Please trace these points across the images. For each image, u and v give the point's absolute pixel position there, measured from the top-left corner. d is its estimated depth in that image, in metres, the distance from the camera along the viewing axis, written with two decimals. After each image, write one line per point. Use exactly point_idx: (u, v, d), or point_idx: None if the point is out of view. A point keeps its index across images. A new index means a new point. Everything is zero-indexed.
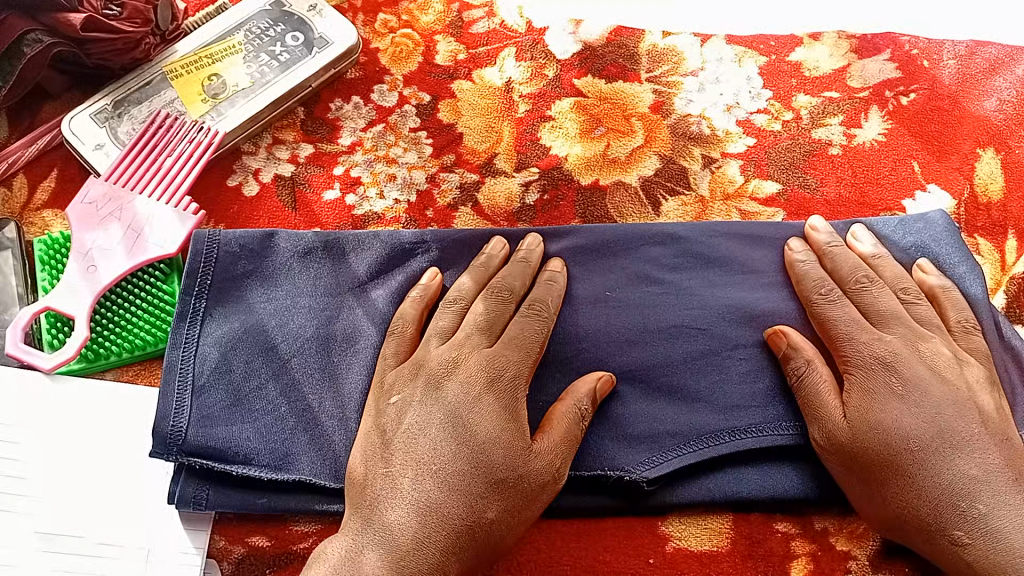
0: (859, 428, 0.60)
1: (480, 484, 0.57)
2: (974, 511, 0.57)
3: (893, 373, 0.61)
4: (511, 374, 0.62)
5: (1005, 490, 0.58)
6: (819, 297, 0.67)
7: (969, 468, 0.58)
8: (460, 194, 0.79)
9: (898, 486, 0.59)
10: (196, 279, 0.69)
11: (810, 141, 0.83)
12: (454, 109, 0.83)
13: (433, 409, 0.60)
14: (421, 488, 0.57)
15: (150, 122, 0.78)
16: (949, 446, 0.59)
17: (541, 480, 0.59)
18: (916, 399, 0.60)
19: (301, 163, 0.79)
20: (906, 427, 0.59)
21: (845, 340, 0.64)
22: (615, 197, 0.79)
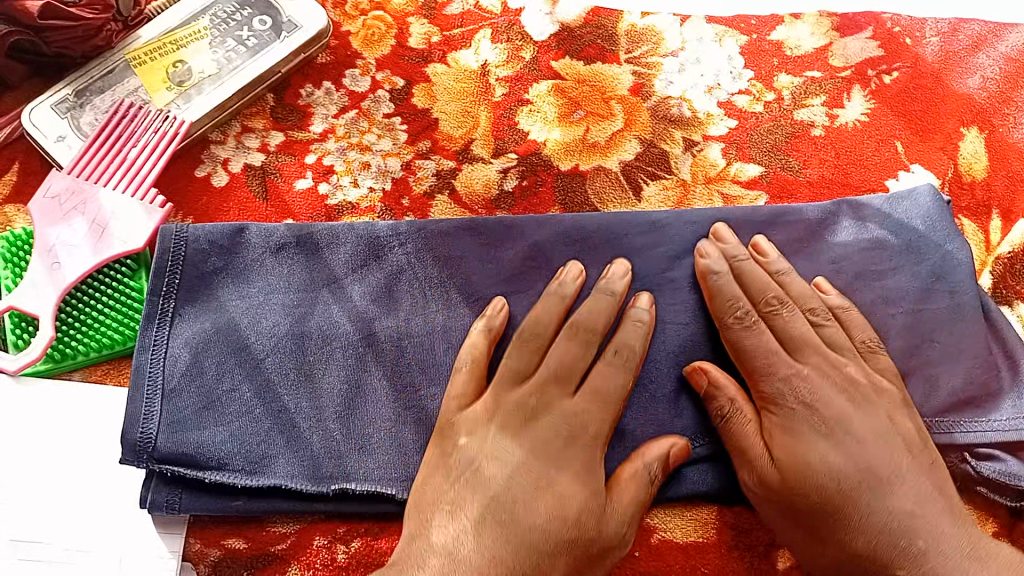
0: (791, 473, 0.59)
1: (551, 540, 0.54)
2: (916, 547, 0.55)
3: (814, 412, 0.60)
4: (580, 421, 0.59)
5: (940, 520, 0.56)
6: (731, 318, 0.65)
7: (903, 502, 0.57)
8: (437, 181, 0.77)
9: (830, 527, 0.57)
10: (163, 278, 0.67)
11: (792, 122, 0.81)
12: (428, 94, 0.81)
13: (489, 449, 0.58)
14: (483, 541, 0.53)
15: (113, 112, 0.75)
16: (882, 483, 0.57)
17: (612, 543, 0.57)
18: (841, 438, 0.59)
19: (272, 152, 0.77)
20: (834, 466, 0.58)
21: (765, 373, 0.63)
22: (595, 182, 0.78)
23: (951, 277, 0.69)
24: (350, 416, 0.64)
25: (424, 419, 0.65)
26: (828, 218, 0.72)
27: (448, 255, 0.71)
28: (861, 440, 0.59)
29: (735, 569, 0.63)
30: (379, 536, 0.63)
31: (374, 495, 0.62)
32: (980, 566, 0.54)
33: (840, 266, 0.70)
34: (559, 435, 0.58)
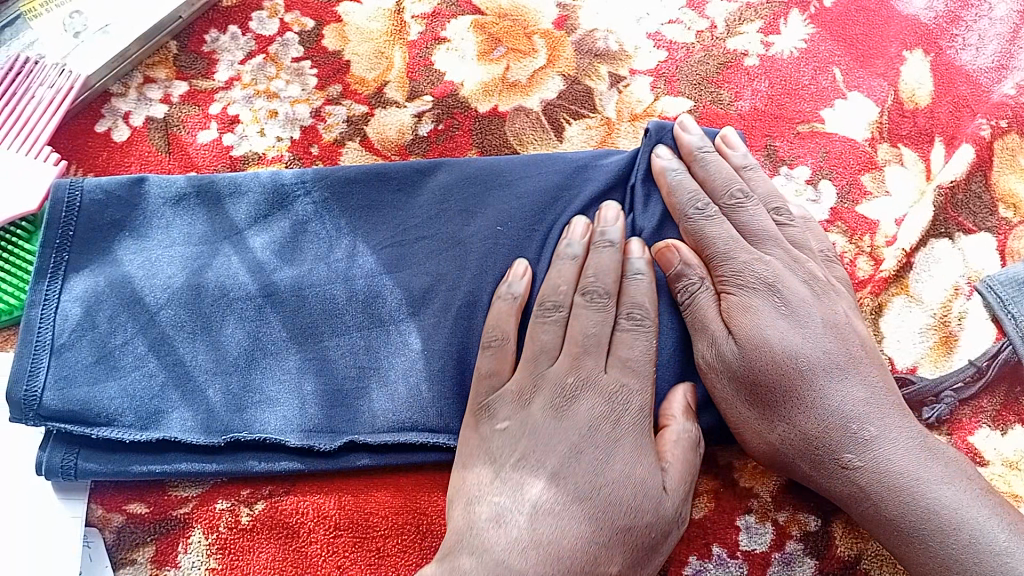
0: (748, 349, 0.55)
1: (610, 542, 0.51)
2: (865, 434, 0.53)
3: (776, 293, 0.56)
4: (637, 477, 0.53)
5: (889, 409, 0.54)
6: (694, 211, 0.61)
7: (856, 391, 0.54)
8: (348, 128, 0.73)
9: (791, 410, 0.54)
10: (55, 231, 0.64)
11: (724, 52, 0.78)
12: (340, 34, 0.77)
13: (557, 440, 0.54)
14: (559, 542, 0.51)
15: (9, 68, 0.71)
16: (880, 413, 0.53)
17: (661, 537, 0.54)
18: (801, 319, 0.56)
19: (175, 103, 0.73)
20: (797, 347, 0.54)
21: (723, 257, 0.59)
22: (514, 123, 0.74)
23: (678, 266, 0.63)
24: (250, 369, 0.62)
25: (326, 371, 0.62)
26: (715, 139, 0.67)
27: (361, 201, 0.68)
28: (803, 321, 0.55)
29: None
30: (283, 496, 0.62)
31: (274, 453, 0.61)
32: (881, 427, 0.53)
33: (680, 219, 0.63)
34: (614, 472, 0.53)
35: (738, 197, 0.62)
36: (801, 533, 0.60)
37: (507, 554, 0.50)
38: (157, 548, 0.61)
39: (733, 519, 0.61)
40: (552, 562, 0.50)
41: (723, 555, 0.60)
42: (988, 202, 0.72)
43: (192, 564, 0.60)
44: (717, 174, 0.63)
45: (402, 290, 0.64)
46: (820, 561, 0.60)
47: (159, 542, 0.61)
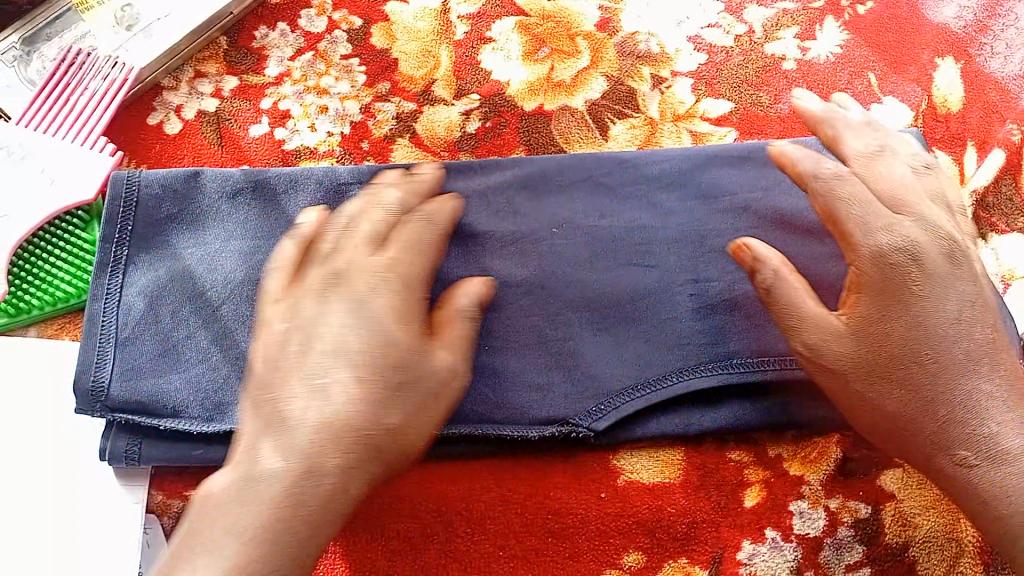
0: (864, 328, 0.51)
1: (390, 393, 0.45)
2: (984, 430, 0.49)
3: (916, 263, 0.51)
4: (389, 306, 0.47)
5: (1018, 401, 0.50)
6: (828, 164, 0.55)
7: (983, 384, 0.50)
8: (397, 124, 0.75)
9: (908, 376, 0.50)
10: (115, 224, 0.65)
11: (763, 56, 0.80)
12: (388, 33, 0.78)
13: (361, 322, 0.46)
14: (299, 420, 0.43)
15: (61, 60, 0.72)
16: (1005, 403, 0.50)
17: (439, 381, 0.47)
18: (933, 290, 0.51)
19: (226, 97, 0.74)
20: (940, 315, 0.50)
21: (860, 223, 0.53)
22: (560, 121, 0.75)
23: None
24: None
25: None
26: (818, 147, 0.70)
27: None
28: (959, 320, 0.51)
29: (702, 509, 0.62)
30: None
31: None
32: None
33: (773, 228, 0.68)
34: (383, 340, 0.46)
35: (876, 147, 0.57)
36: (851, 520, 0.62)
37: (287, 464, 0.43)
38: None
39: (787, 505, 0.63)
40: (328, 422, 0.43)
41: (778, 538, 0.62)
42: (1019, 205, 0.75)
43: None
44: (848, 130, 0.58)
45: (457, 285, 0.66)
46: (869, 547, 0.62)
47: None
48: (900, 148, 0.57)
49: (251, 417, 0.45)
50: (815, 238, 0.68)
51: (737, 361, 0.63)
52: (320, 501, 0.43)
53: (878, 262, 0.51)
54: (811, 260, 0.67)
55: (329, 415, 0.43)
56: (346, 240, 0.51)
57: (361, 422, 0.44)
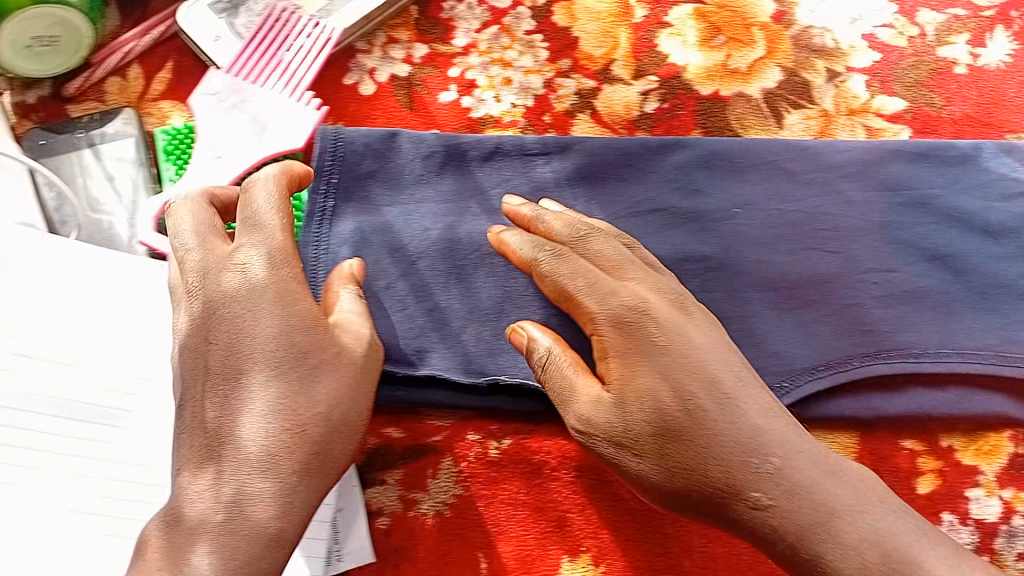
0: (625, 399, 0.53)
1: (297, 386, 0.51)
2: (767, 466, 0.49)
3: (650, 320, 0.54)
4: (310, 345, 0.52)
5: (789, 435, 0.50)
6: (544, 254, 0.60)
7: (751, 418, 0.51)
8: (579, 100, 0.77)
9: (685, 437, 0.50)
10: (322, 177, 0.69)
11: (935, 59, 0.81)
12: (569, 13, 0.80)
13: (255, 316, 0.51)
14: (261, 418, 0.50)
15: (267, 15, 0.75)
16: (780, 443, 0.50)
17: (354, 370, 0.53)
18: (681, 349, 0.53)
19: (417, 64, 0.77)
20: (663, 381, 0.52)
21: (587, 291, 0.57)
22: (736, 108, 0.77)
23: (954, 260, 0.69)
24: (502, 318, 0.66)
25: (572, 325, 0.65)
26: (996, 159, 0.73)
27: (613, 170, 0.72)
28: (836, 474, 0.49)
29: None
30: (528, 434, 0.66)
31: (520, 396, 0.65)
32: (833, 480, 0.48)
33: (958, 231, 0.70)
34: (277, 363, 0.51)
35: (553, 253, 0.60)
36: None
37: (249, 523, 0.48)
38: (407, 472, 0.65)
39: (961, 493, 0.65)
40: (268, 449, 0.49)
41: (954, 522, 0.64)
42: None
43: (439, 490, 0.65)
44: (557, 220, 0.62)
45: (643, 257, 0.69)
46: None
47: (410, 466, 0.65)
48: (600, 228, 0.61)
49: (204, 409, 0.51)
50: (989, 237, 0.70)
51: (916, 354, 0.65)
52: (276, 501, 0.49)
53: (617, 326, 0.55)
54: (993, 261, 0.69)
55: (288, 414, 0.50)
56: (213, 284, 0.52)
57: (299, 420, 0.50)
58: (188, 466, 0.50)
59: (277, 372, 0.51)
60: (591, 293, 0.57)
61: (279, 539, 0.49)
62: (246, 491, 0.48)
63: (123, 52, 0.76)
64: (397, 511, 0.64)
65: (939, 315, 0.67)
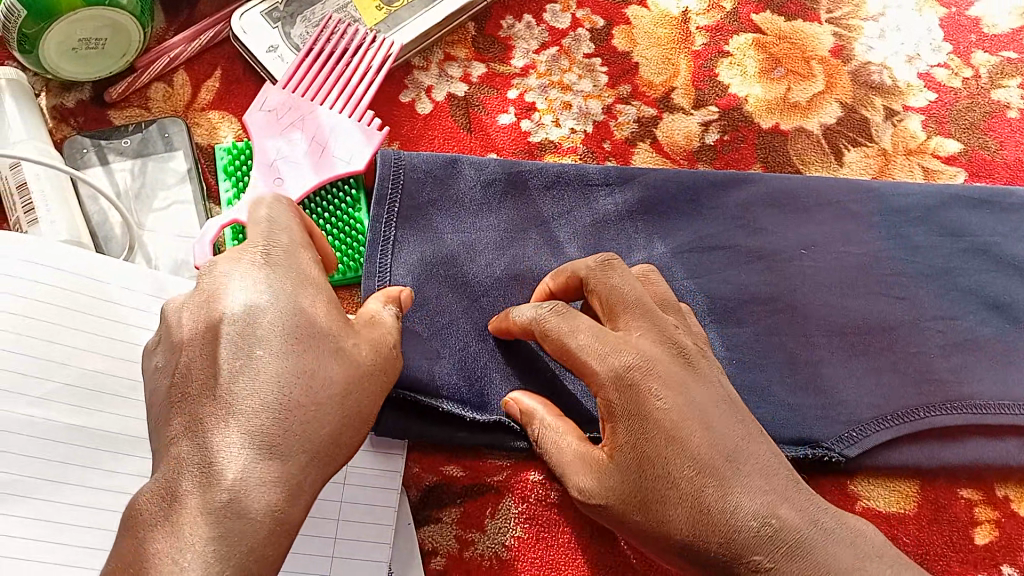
0: (627, 463, 0.48)
1: (315, 349, 0.46)
2: (773, 527, 0.45)
3: (652, 376, 0.48)
4: (328, 326, 0.47)
5: (791, 491, 0.46)
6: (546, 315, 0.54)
7: (755, 475, 0.46)
8: (638, 128, 0.76)
9: (678, 494, 0.46)
10: (383, 207, 0.66)
11: (989, 101, 0.80)
12: (629, 37, 0.79)
13: (260, 282, 0.47)
14: (272, 388, 0.44)
15: (324, 28, 0.72)
16: (782, 500, 0.46)
17: (377, 342, 0.49)
18: (681, 400, 0.48)
19: (474, 84, 0.75)
20: (677, 434, 0.47)
21: (589, 354, 0.50)
22: (796, 143, 0.76)
23: (1015, 308, 0.69)
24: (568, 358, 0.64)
25: None
26: None
27: (674, 205, 0.71)
28: (870, 556, 0.45)
29: (935, 542, 0.65)
30: None
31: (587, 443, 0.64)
32: (842, 547, 0.45)
33: (1018, 279, 0.70)
34: (298, 331, 0.46)
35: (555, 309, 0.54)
36: None
37: (258, 501, 0.42)
38: (464, 511, 0.63)
39: (1018, 544, 0.65)
40: (281, 415, 0.44)
41: None
42: None
43: (497, 529, 0.63)
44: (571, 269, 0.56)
45: (709, 297, 0.67)
46: None
47: (467, 503, 0.64)
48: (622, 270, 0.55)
49: (202, 380, 0.45)
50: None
51: (980, 404, 0.65)
52: (297, 480, 0.43)
53: (620, 386, 0.49)
54: None
55: (302, 381, 0.45)
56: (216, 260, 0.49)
57: (316, 384, 0.45)
58: (179, 441, 0.44)
59: (289, 338, 0.45)
60: (593, 356, 0.50)
61: (283, 524, 0.43)
62: (261, 465, 0.43)
63: (169, 56, 0.72)
64: (453, 552, 0.62)
65: (1001, 366, 0.67)
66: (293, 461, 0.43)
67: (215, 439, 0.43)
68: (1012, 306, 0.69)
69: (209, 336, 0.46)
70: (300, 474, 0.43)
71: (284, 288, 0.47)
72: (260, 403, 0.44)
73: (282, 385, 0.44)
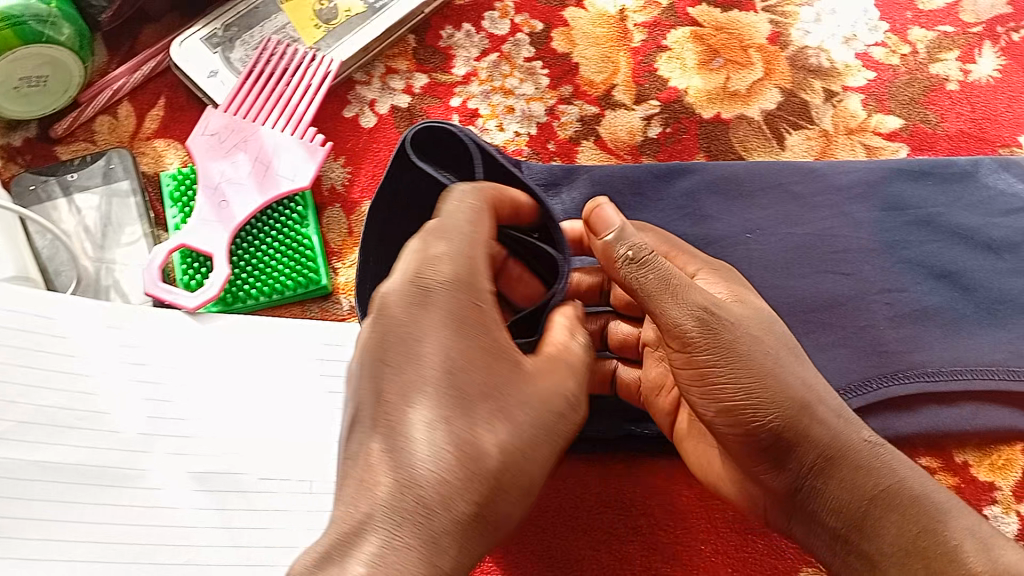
0: (725, 348, 0.53)
1: (503, 406, 0.46)
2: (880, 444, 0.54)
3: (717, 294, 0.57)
4: (507, 379, 0.46)
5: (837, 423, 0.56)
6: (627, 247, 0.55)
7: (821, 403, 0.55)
8: (581, 127, 0.77)
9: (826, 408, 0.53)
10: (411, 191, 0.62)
11: (928, 76, 0.81)
12: (567, 38, 0.80)
13: (467, 334, 0.46)
14: (451, 445, 0.43)
15: (263, 49, 0.73)
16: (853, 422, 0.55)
17: (546, 396, 0.47)
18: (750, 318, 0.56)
19: (417, 94, 0.76)
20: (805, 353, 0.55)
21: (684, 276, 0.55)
22: (738, 130, 0.78)
23: (962, 276, 0.70)
24: None
25: None
26: (991, 172, 0.74)
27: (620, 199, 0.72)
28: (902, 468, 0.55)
29: None
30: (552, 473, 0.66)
31: None
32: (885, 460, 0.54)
33: (963, 247, 0.71)
34: (496, 392, 0.46)
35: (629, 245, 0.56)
36: None
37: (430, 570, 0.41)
38: None
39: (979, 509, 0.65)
40: (473, 476, 0.43)
41: None
42: None
43: None
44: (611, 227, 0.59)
45: None
46: None
47: None
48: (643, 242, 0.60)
49: (365, 438, 0.44)
50: (992, 253, 0.71)
51: (931, 372, 0.66)
52: (438, 534, 0.41)
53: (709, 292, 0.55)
54: (996, 274, 0.70)
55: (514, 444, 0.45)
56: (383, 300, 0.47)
57: (512, 448, 0.45)
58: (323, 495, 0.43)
59: (482, 395, 0.45)
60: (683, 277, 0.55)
61: None
62: (450, 528, 0.42)
63: (112, 89, 0.73)
64: None
65: (951, 334, 0.68)
66: (425, 514, 0.42)
67: (421, 502, 0.42)
68: (957, 274, 0.70)
69: (384, 392, 0.45)
70: (462, 534, 0.42)
71: (470, 339, 0.46)
72: (489, 464, 0.43)
73: (500, 448, 0.44)
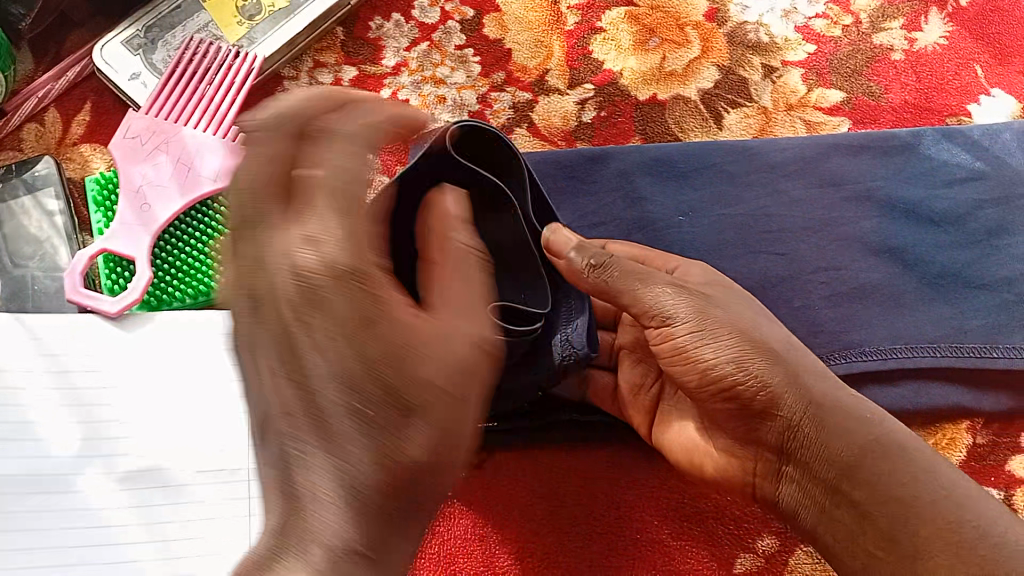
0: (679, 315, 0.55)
1: (396, 356, 0.37)
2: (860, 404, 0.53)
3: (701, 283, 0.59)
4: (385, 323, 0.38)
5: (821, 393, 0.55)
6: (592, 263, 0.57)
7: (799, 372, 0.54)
8: (514, 114, 0.76)
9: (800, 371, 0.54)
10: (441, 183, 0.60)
11: (872, 46, 0.79)
12: (500, 23, 0.78)
13: (312, 284, 0.38)
14: (344, 415, 0.36)
15: (185, 48, 0.72)
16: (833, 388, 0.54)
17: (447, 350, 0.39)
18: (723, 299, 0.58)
19: (346, 87, 0.75)
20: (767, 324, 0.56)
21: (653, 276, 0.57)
22: (675, 110, 0.77)
23: (902, 252, 0.68)
24: None
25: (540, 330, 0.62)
26: (932, 143, 0.72)
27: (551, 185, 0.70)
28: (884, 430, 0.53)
29: None
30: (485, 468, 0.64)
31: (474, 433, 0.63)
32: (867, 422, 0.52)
33: (902, 221, 0.69)
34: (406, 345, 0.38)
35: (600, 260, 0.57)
36: None
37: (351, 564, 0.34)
38: None
39: None
40: (387, 449, 0.36)
41: None
42: None
43: None
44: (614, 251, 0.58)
45: None
46: None
47: None
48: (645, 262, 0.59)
49: (276, 423, 0.38)
50: (934, 226, 0.69)
51: (868, 350, 0.65)
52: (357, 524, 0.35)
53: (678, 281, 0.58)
54: (936, 247, 0.69)
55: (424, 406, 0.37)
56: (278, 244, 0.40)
57: (438, 400, 0.37)
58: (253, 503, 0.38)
59: (382, 349, 0.37)
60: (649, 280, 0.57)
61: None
62: (368, 515, 0.35)
63: (38, 96, 0.72)
64: None
65: (889, 310, 0.66)
66: (333, 505, 0.35)
67: (328, 492, 0.35)
68: (896, 249, 0.68)
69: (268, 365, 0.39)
70: (396, 518, 0.36)
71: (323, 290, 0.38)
72: (399, 433, 0.36)
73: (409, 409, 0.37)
